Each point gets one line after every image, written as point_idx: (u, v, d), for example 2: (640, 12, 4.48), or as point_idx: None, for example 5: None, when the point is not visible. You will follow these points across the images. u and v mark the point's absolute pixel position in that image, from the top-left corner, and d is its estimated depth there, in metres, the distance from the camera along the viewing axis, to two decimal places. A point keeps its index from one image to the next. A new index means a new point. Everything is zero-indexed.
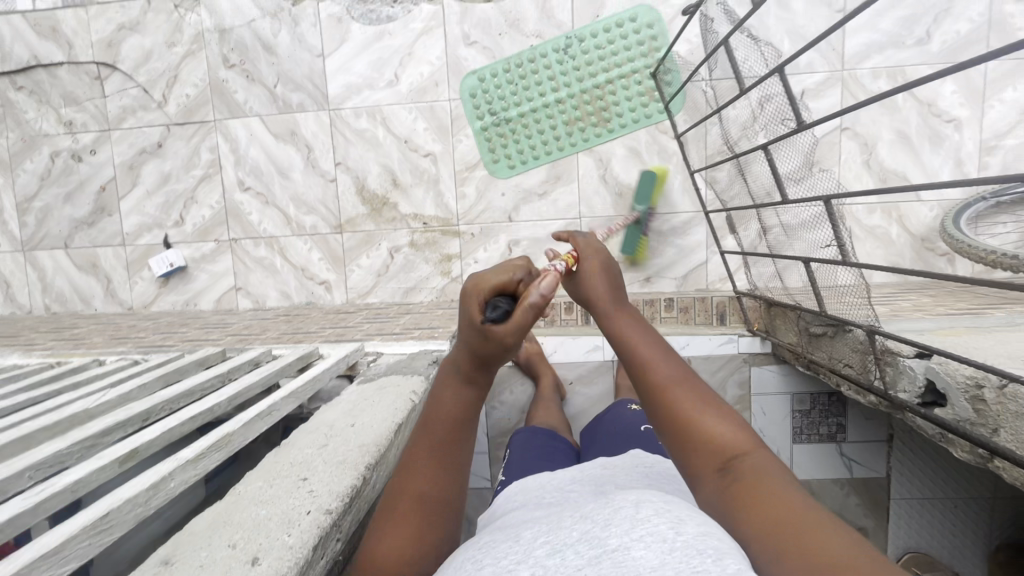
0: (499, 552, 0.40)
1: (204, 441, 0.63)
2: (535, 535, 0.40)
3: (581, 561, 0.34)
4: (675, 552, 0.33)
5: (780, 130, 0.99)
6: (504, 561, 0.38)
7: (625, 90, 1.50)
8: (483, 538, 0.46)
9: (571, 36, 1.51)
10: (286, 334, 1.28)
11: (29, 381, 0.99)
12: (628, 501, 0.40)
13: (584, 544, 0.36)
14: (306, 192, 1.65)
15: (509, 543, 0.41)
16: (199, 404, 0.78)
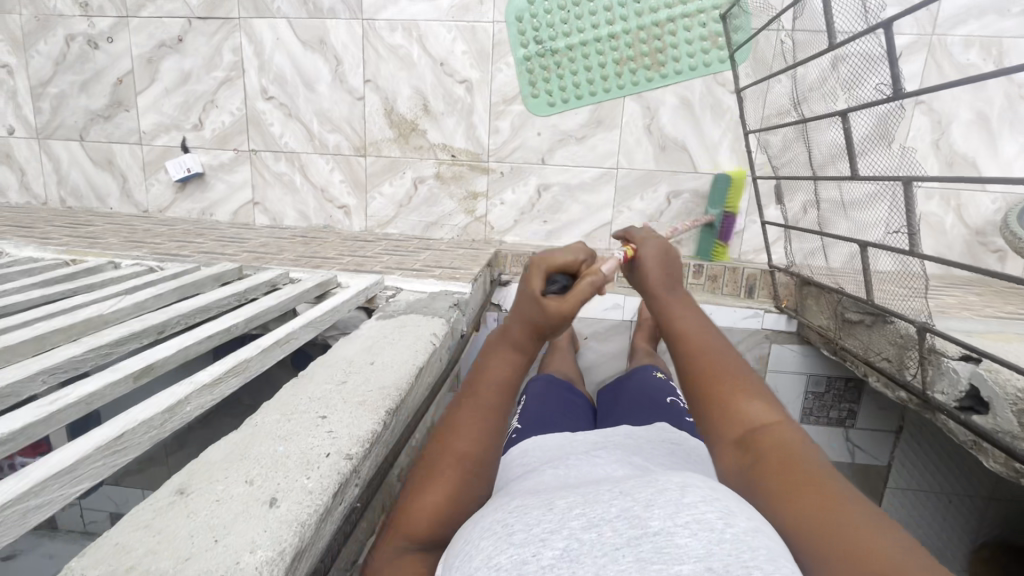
0: (528, 517, 0.35)
1: (220, 364, 0.60)
2: (570, 501, 0.36)
3: (618, 544, 0.31)
4: (724, 546, 0.30)
5: (868, 97, 0.89)
6: (532, 528, 0.34)
7: (687, 31, 1.38)
8: (510, 498, 0.42)
9: None
10: (303, 257, 1.25)
11: (44, 277, 0.98)
12: (673, 481, 0.36)
13: (622, 522, 0.32)
14: (332, 108, 1.56)
15: (540, 508, 0.37)
16: (216, 322, 0.75)
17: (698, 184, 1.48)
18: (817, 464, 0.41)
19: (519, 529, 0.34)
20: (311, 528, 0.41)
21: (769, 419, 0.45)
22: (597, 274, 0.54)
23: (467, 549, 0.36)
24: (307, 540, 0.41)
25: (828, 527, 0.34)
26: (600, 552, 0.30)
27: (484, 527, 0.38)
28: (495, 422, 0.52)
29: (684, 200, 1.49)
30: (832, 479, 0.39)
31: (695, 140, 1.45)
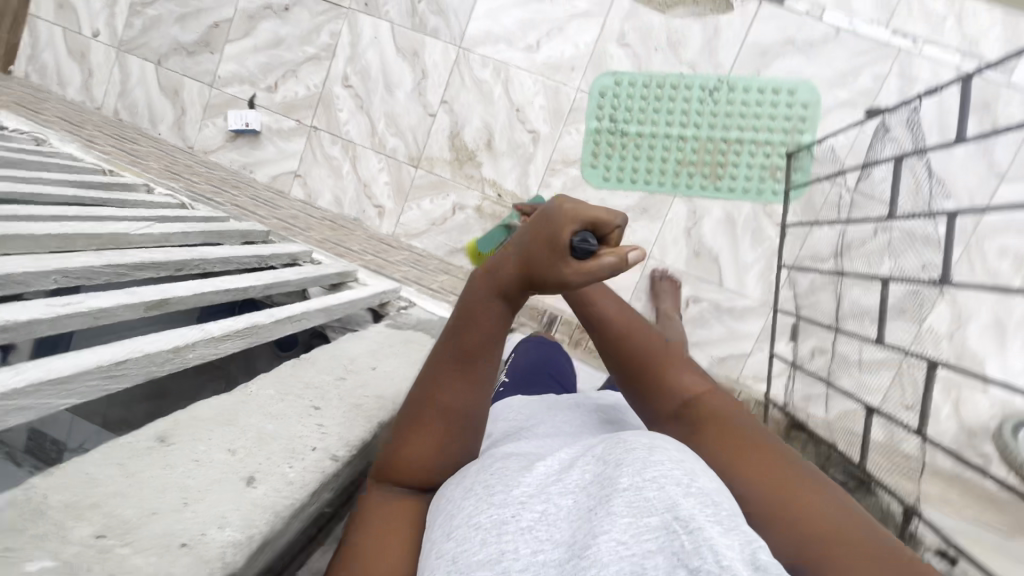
0: (508, 478, 0.41)
1: (231, 321, 0.59)
2: (556, 464, 0.41)
3: (591, 503, 0.36)
4: (694, 499, 0.34)
5: (915, 275, 0.90)
6: (514, 487, 0.39)
7: (751, 157, 1.46)
8: (503, 450, 0.47)
9: (723, 81, 1.46)
10: (329, 241, 1.25)
11: (80, 178, 0.97)
12: (642, 440, 0.39)
13: (596, 485, 0.37)
14: (402, 114, 1.61)
15: (523, 469, 0.42)
16: (234, 279, 0.74)
17: (719, 298, 1.50)
18: (742, 424, 0.46)
19: (502, 492, 0.40)
20: (282, 522, 0.39)
21: (697, 387, 0.50)
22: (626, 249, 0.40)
23: (450, 507, 0.42)
24: (275, 534, 0.38)
25: (777, 494, 0.39)
26: (578, 514, 0.36)
27: (466, 487, 0.43)
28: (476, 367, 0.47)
29: (702, 308, 1.51)
30: (759, 438, 0.44)
31: (728, 255, 1.49)
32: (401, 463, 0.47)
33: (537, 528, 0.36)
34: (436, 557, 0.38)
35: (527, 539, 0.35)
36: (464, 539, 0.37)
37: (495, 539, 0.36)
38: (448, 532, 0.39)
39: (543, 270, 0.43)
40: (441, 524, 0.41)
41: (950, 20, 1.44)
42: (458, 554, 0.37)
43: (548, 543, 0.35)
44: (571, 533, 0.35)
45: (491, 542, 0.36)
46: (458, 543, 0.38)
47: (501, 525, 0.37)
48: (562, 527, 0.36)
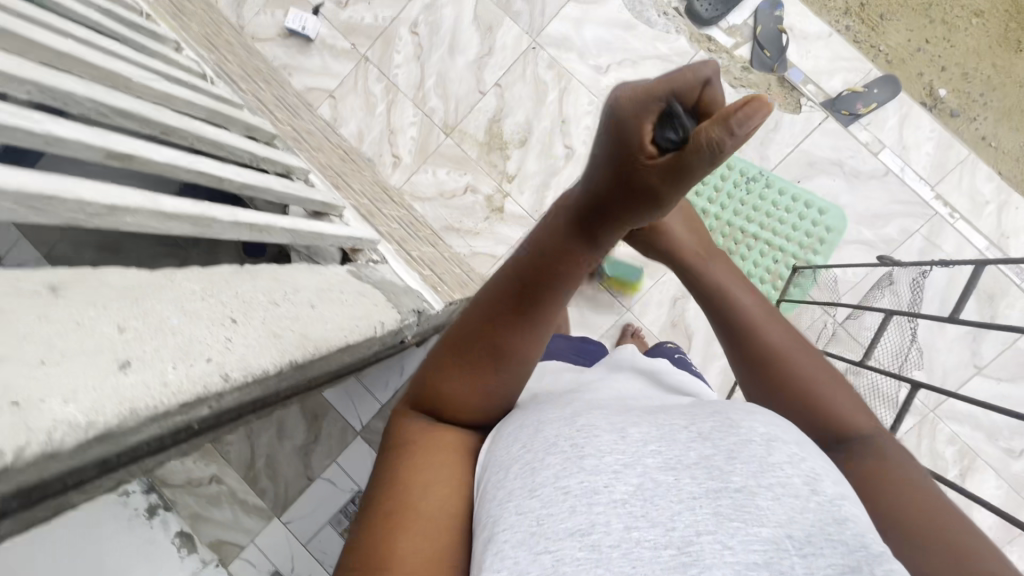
0: (602, 443, 0.43)
1: (188, 203, 0.56)
2: (644, 432, 0.44)
3: (699, 490, 0.39)
4: (804, 512, 0.37)
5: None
6: (606, 457, 0.42)
7: (760, 255, 1.46)
8: (580, 406, 0.51)
9: (763, 175, 1.47)
10: (331, 170, 1.22)
11: (112, 8, 0.93)
12: (759, 432, 0.43)
13: (705, 472, 0.40)
14: (455, 81, 1.58)
15: (612, 433, 0.44)
16: (215, 165, 0.71)
17: None
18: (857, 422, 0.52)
19: (592, 459, 0.42)
20: (134, 421, 0.37)
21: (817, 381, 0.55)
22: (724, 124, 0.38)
23: (528, 459, 0.45)
24: (123, 429, 0.36)
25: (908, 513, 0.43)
26: (681, 496, 0.39)
27: (549, 440, 0.46)
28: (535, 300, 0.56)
29: None
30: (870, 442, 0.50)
31: (703, 339, 1.49)
32: (438, 397, 0.58)
33: (631, 502, 0.39)
34: (515, 513, 0.41)
35: (619, 513, 0.38)
36: (546, 500, 0.40)
37: (582, 509, 0.39)
38: (530, 491, 0.42)
39: (634, 184, 0.45)
40: (522, 474, 0.44)
41: (990, 206, 1.46)
42: (542, 512, 0.40)
43: (644, 520, 0.38)
44: (668, 516, 0.38)
45: (581, 512, 0.39)
46: (542, 499, 0.41)
47: (593, 494, 0.40)
48: (660, 506, 0.39)
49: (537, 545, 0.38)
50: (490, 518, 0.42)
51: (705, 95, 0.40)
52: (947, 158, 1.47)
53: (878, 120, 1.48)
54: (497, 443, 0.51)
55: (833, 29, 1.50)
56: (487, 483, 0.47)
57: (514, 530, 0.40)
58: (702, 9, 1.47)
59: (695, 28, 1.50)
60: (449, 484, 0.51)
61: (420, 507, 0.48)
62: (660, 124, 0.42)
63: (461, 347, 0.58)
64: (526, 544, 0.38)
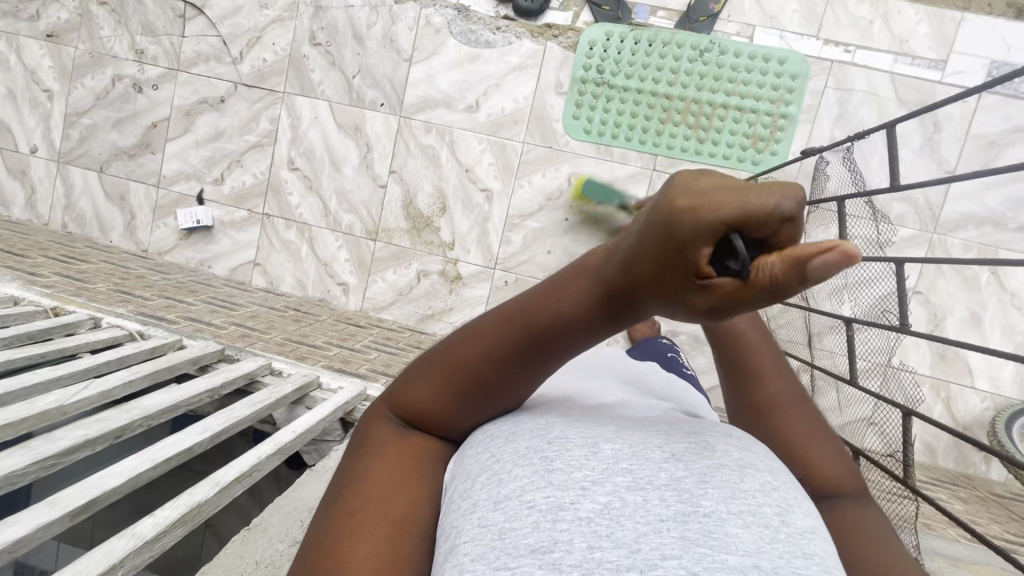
0: (572, 457, 0.38)
1: (168, 510, 0.55)
2: (622, 447, 0.39)
3: (665, 511, 0.34)
4: (770, 544, 0.32)
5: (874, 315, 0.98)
6: (576, 471, 0.36)
7: (732, 137, 1.47)
8: (542, 415, 0.45)
9: (706, 74, 1.46)
10: (290, 342, 1.22)
11: (16, 332, 0.94)
12: (731, 459, 0.38)
13: (675, 493, 0.35)
14: (354, 190, 1.59)
15: (582, 449, 0.39)
16: (179, 438, 0.69)
17: (697, 328, 1.48)
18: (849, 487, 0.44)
19: (561, 472, 0.36)
20: None
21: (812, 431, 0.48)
22: (808, 253, 0.28)
23: (495, 469, 0.39)
24: None
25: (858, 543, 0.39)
26: (647, 517, 0.33)
27: (519, 452, 0.40)
28: (517, 349, 0.43)
29: (681, 341, 1.49)
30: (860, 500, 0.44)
31: None
32: (408, 399, 0.49)
33: (596, 518, 0.33)
34: (477, 526, 0.36)
35: (583, 531, 0.33)
36: (511, 512, 0.35)
37: (544, 521, 0.34)
38: (496, 505, 0.36)
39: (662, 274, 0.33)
40: (488, 484, 0.39)
41: (874, 23, 1.46)
42: (506, 525, 0.34)
43: (608, 540, 0.32)
44: (635, 536, 0.32)
45: (544, 528, 0.33)
46: (507, 513, 0.35)
47: (558, 510, 0.34)
48: (626, 527, 0.33)
49: (497, 558, 0.33)
50: (452, 533, 0.37)
51: (784, 232, 0.29)
52: (814, 5, 1.47)
53: (735, 8, 1.48)
54: (466, 455, 0.45)
55: None
56: (449, 505, 0.41)
57: (476, 542, 0.34)
58: (527, 3, 1.47)
59: (531, 22, 1.51)
60: (413, 489, 0.44)
61: (379, 520, 0.41)
62: (716, 253, 0.30)
63: (444, 369, 0.47)
64: (488, 557, 0.33)
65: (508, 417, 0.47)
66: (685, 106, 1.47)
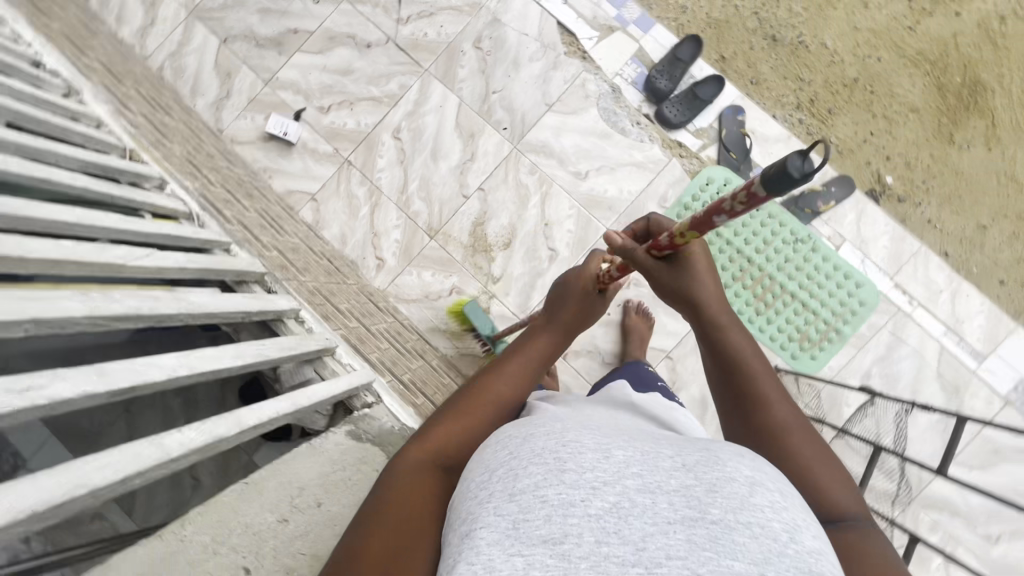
0: (583, 463, 0.45)
1: (195, 432, 0.54)
2: (630, 458, 0.47)
3: (672, 514, 0.42)
4: (775, 555, 0.39)
5: None
6: (588, 474, 0.44)
7: (788, 323, 1.54)
8: (563, 426, 0.53)
9: (793, 260, 1.55)
10: (318, 294, 1.19)
11: (95, 162, 0.92)
12: (742, 474, 0.45)
13: (682, 501, 0.42)
14: (437, 184, 1.60)
15: (594, 454, 0.47)
16: (216, 355, 0.68)
17: None
18: (830, 484, 0.59)
19: (573, 474, 0.44)
20: None
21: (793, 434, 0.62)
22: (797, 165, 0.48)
23: (512, 465, 0.47)
24: None
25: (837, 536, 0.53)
26: (654, 519, 0.41)
27: (534, 450, 0.48)
28: (517, 376, 0.70)
29: None
30: (830, 486, 0.58)
31: None
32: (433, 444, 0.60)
33: (605, 518, 0.41)
34: (492, 514, 0.43)
35: (592, 528, 0.41)
36: (526, 506, 0.43)
37: (559, 519, 0.41)
38: (512, 498, 0.44)
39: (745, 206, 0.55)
40: (504, 479, 0.46)
41: (944, 293, 1.56)
42: (521, 517, 0.42)
43: (614, 537, 0.40)
44: (640, 536, 0.40)
45: (555, 522, 0.41)
46: (522, 506, 0.43)
47: (569, 507, 0.42)
48: (632, 525, 0.41)
49: (512, 546, 0.40)
50: (470, 517, 0.45)
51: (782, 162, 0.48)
52: (902, 251, 1.57)
53: (837, 216, 1.58)
54: (489, 454, 0.51)
55: (791, 132, 1.61)
56: (471, 488, 0.48)
57: (491, 530, 0.42)
58: (671, 114, 1.56)
59: (666, 132, 1.59)
60: (426, 512, 0.51)
61: (399, 535, 0.48)
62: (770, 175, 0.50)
63: (459, 413, 0.64)
64: (502, 542, 0.41)
65: (523, 425, 0.54)
66: (756, 277, 1.55)
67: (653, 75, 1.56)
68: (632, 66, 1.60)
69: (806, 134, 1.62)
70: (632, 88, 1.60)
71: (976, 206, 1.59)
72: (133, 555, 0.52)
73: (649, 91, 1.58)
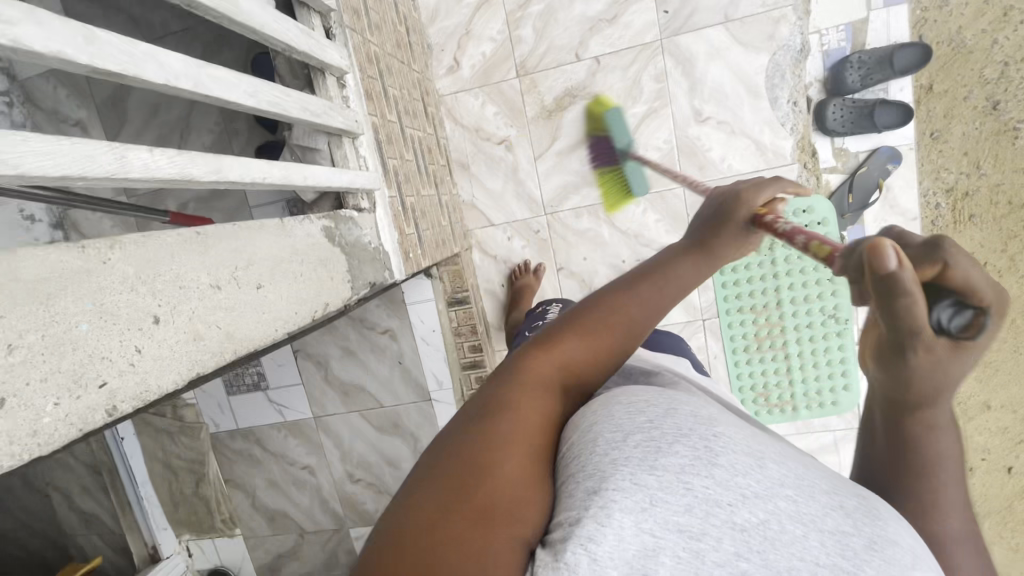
0: (735, 464, 0.35)
1: (166, 161, 0.48)
2: (787, 474, 0.36)
3: (824, 557, 0.32)
4: None
5: None
6: (739, 477, 0.34)
7: (773, 376, 1.45)
8: (701, 406, 0.43)
9: (830, 331, 1.38)
10: (375, 63, 1.05)
11: None
12: (906, 540, 0.35)
13: (839, 546, 0.33)
14: (560, 23, 1.35)
15: (745, 454, 0.36)
16: (231, 83, 0.59)
17: None
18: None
19: (723, 469, 0.34)
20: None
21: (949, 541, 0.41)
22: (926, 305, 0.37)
23: (652, 432, 0.37)
24: None
25: None
26: (803, 553, 0.32)
27: (680, 426, 0.37)
28: (653, 299, 0.50)
29: None
30: None
31: None
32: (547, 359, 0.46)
33: (750, 532, 0.32)
34: (628, 475, 0.34)
35: (734, 536, 0.32)
36: (666, 485, 0.33)
37: (700, 514, 0.33)
38: (649, 466, 0.34)
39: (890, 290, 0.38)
40: (641, 442, 0.36)
41: None
42: (657, 496, 0.33)
43: (756, 558, 0.32)
44: (785, 566, 0.32)
45: (695, 517, 0.32)
46: (661, 483, 0.33)
47: (713, 505, 0.33)
48: (778, 553, 0.32)
49: (643, 525, 0.32)
50: (597, 468, 0.35)
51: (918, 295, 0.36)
52: None
53: None
54: (614, 401, 0.41)
55: (920, 210, 1.38)
56: (596, 430, 0.38)
57: (625, 496, 0.32)
58: (833, 116, 1.31)
59: (814, 130, 1.35)
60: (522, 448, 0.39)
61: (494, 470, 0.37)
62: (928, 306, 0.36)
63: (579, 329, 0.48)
64: (633, 514, 0.32)
65: (663, 391, 0.44)
66: (771, 323, 1.42)
67: (850, 60, 1.27)
68: (839, 33, 1.29)
69: (929, 224, 1.38)
70: (821, 61, 1.32)
71: (997, 389, 1.45)
72: (43, 255, 0.40)
73: (833, 76, 1.30)
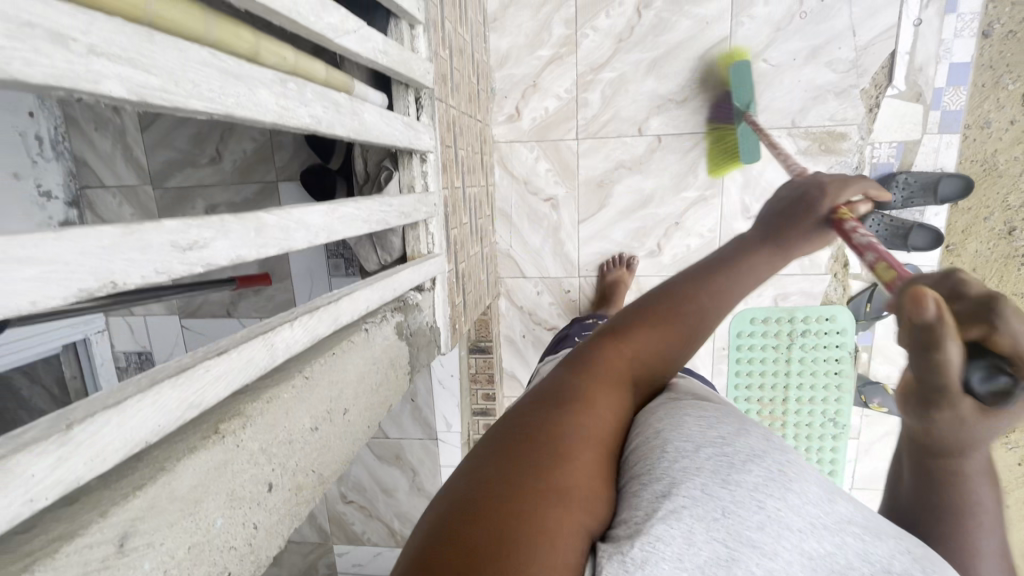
0: (807, 489, 0.30)
1: (301, 331, 0.48)
2: (860, 514, 0.31)
3: None
4: None
5: None
6: (809, 506, 0.30)
7: None
8: None
9: (832, 434, 1.40)
10: (452, 128, 1.03)
11: None
12: None
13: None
14: (629, 95, 1.34)
15: (813, 482, 0.32)
16: (352, 216, 0.57)
17: None
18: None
19: (797, 494, 0.30)
20: None
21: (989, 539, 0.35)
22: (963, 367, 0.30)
23: (726, 450, 0.32)
24: None
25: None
26: None
27: (760, 453, 0.32)
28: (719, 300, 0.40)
29: None
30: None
31: None
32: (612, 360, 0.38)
33: (821, 563, 0.28)
34: (700, 488, 0.29)
35: (806, 563, 0.27)
36: (741, 499, 0.29)
37: (775, 534, 0.28)
38: (722, 480, 0.30)
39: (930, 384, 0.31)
40: (716, 456, 0.31)
41: None
42: (731, 509, 0.28)
43: None
44: None
45: (777, 536, 0.28)
46: (735, 496, 0.29)
47: (785, 529, 0.28)
48: None
49: (718, 532, 0.27)
50: (666, 477, 0.30)
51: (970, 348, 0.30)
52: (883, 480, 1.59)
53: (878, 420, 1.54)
54: (685, 406, 0.37)
55: None
56: (661, 435, 0.33)
57: (697, 505, 0.28)
58: None
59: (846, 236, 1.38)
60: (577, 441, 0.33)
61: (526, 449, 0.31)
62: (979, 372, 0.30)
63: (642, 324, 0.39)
64: (706, 523, 0.28)
65: (730, 411, 0.39)
66: (774, 417, 1.43)
67: (897, 179, 1.28)
68: (892, 149, 1.30)
69: None
70: (867, 172, 1.33)
71: None
72: (192, 463, 0.39)
73: None
